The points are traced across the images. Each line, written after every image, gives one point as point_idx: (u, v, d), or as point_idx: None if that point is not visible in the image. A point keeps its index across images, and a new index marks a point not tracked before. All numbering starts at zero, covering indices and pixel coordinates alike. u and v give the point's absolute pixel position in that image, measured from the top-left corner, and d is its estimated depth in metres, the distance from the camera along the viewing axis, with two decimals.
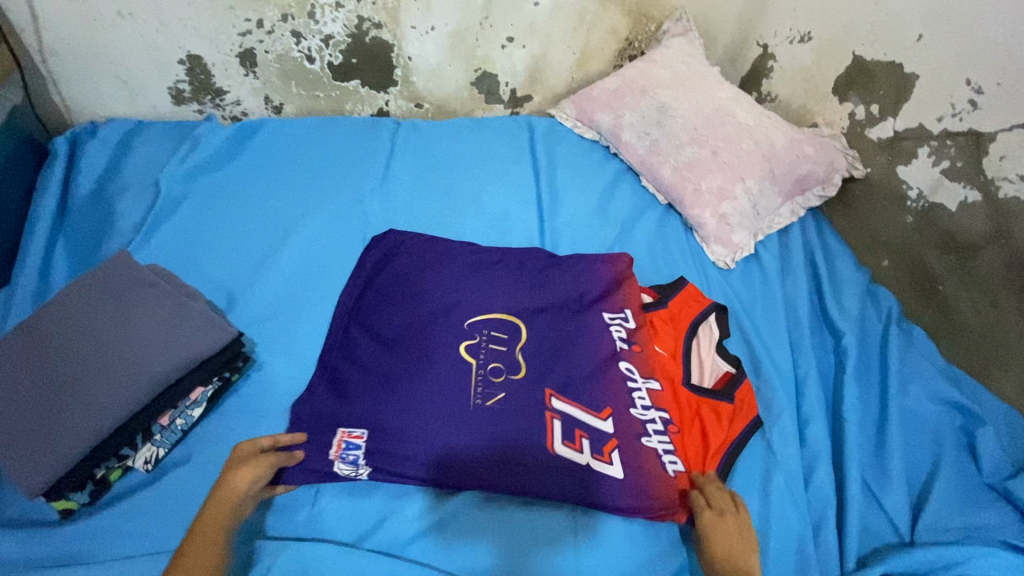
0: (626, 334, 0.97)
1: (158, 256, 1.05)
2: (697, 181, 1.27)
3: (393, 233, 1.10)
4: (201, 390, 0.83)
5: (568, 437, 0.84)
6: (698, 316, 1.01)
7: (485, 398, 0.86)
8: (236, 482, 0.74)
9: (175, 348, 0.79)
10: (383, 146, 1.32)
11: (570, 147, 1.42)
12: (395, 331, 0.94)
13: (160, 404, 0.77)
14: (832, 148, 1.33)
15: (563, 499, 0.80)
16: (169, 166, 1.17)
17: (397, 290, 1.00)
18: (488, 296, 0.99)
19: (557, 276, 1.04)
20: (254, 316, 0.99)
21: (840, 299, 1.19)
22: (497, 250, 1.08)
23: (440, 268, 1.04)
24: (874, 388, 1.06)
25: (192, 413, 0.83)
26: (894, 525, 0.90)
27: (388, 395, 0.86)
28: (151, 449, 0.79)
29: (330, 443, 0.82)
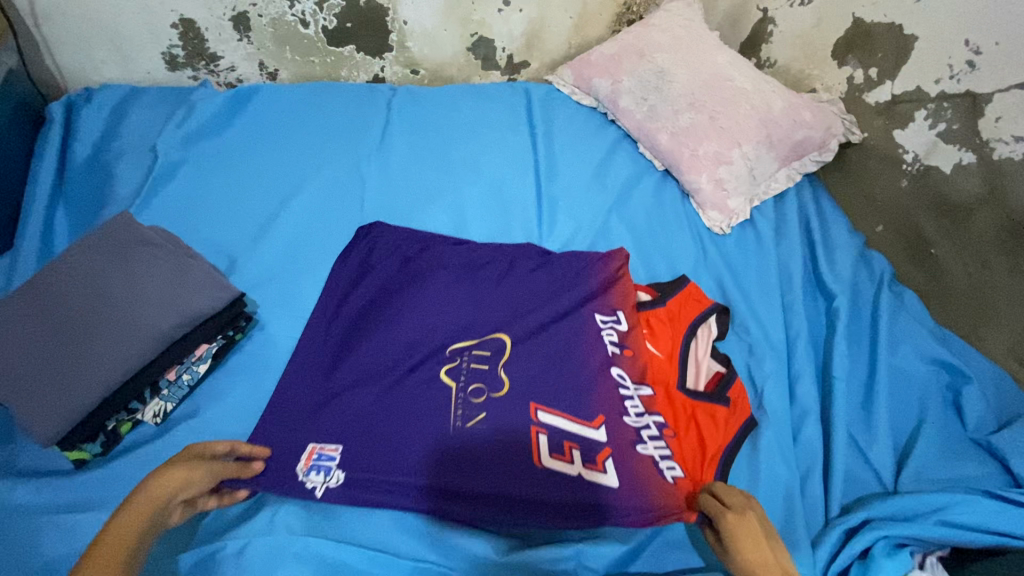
0: (618, 337, 0.94)
1: (158, 220, 1.06)
2: (694, 146, 1.28)
3: (380, 224, 1.09)
4: (205, 346, 0.86)
5: (556, 449, 0.81)
6: (698, 316, 0.99)
7: (465, 419, 0.82)
8: (169, 479, 0.68)
9: (177, 305, 0.81)
10: (381, 110, 1.32)
11: (567, 115, 1.41)
12: (374, 343, 0.91)
13: (167, 359, 0.79)
14: (830, 113, 1.33)
15: (539, 513, 0.76)
16: (166, 132, 1.16)
17: (378, 296, 0.98)
18: (472, 312, 0.96)
19: (546, 278, 1.03)
20: (255, 280, 1.00)
21: (833, 263, 1.21)
22: (488, 253, 1.07)
23: (421, 279, 1.00)
24: (864, 348, 1.08)
25: (198, 369, 0.85)
26: (879, 476, 0.93)
27: (371, 408, 0.83)
28: (159, 403, 0.82)
29: (298, 457, 0.79)
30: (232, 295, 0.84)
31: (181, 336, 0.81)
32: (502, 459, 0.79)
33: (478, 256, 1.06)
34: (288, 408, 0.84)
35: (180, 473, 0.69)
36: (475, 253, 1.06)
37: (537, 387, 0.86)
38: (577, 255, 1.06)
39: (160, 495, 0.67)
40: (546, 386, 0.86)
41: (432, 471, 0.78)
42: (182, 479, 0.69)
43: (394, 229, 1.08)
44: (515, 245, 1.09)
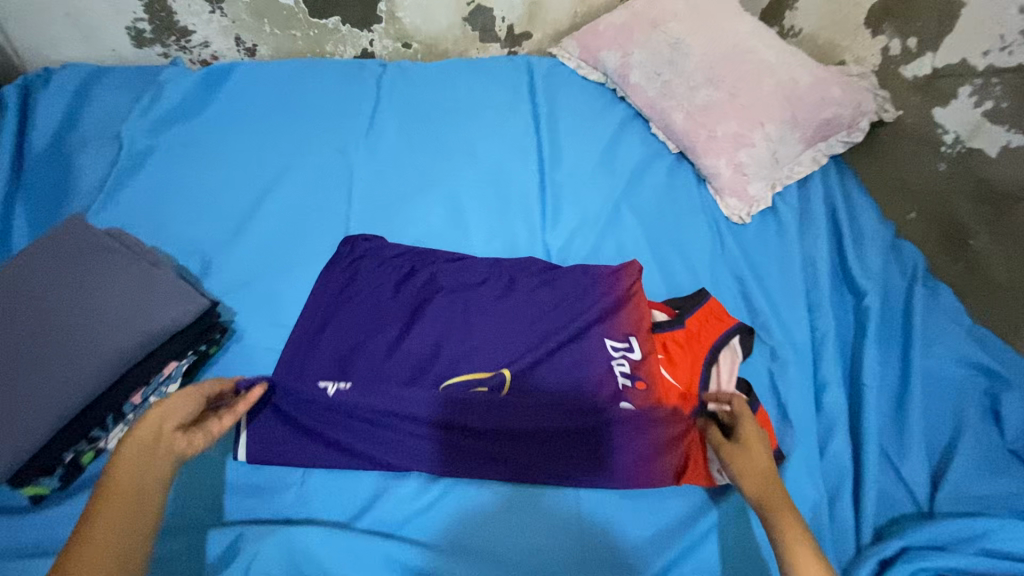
0: (630, 367, 0.86)
1: (122, 217, 0.96)
2: (712, 127, 1.16)
3: (361, 241, 0.98)
4: (175, 364, 0.77)
5: (561, 470, 0.80)
6: (719, 337, 0.91)
7: (460, 451, 0.80)
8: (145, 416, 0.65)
9: (139, 320, 0.73)
10: (369, 91, 1.21)
11: (573, 92, 1.30)
12: (361, 376, 0.81)
13: (131, 381, 0.71)
14: (860, 88, 1.21)
15: (538, 459, 0.80)
16: (132, 118, 1.06)
17: (367, 323, 0.88)
18: (470, 341, 0.87)
19: (548, 296, 0.94)
20: (229, 283, 0.91)
21: (863, 256, 1.11)
22: (482, 269, 0.97)
23: (416, 305, 0.91)
24: (896, 351, 1.00)
25: (167, 390, 0.77)
26: (913, 494, 0.85)
27: (365, 437, 0.79)
28: (124, 429, 0.73)
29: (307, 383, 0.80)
30: (201, 306, 0.76)
31: (144, 355, 0.72)
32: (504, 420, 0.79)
33: (474, 274, 0.96)
34: (286, 423, 0.80)
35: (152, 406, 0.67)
36: (471, 271, 0.97)
37: (539, 416, 0.80)
38: (582, 271, 0.98)
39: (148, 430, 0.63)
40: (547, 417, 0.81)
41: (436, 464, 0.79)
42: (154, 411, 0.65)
43: (382, 242, 0.98)
44: (514, 260, 1.00)
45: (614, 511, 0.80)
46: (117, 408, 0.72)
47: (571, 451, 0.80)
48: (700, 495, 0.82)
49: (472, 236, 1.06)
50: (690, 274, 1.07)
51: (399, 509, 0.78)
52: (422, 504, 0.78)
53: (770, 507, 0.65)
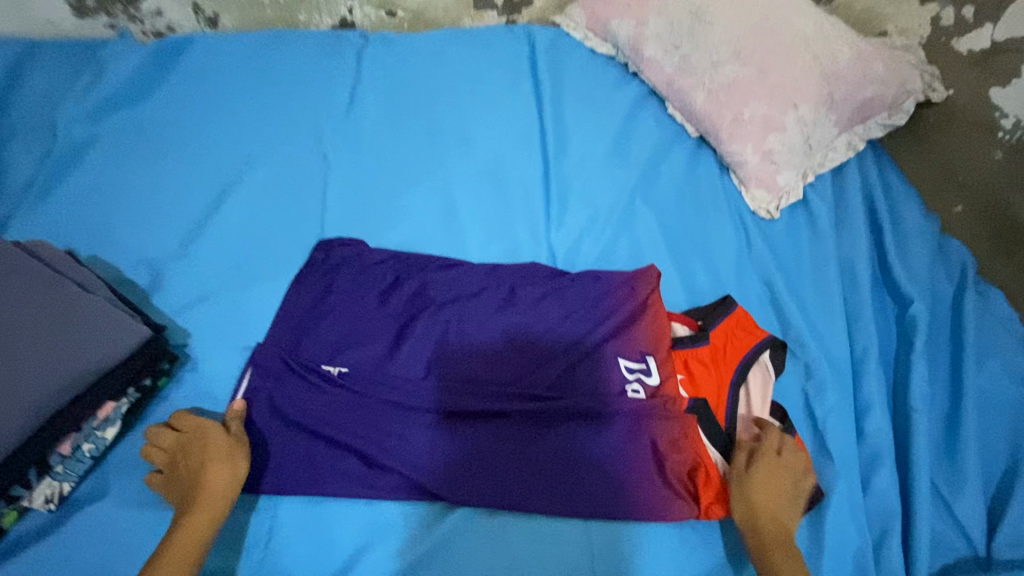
0: (647, 395, 0.75)
1: (59, 222, 0.86)
2: (738, 108, 1.02)
3: (341, 241, 0.87)
4: (113, 406, 0.69)
5: (575, 497, 0.70)
6: (748, 354, 0.78)
7: (460, 462, 0.71)
8: (210, 475, 0.65)
9: (67, 362, 0.65)
10: (346, 66, 1.05)
11: (579, 67, 1.14)
12: (357, 368, 0.74)
13: (54, 431, 0.64)
14: (906, 63, 1.06)
15: (546, 480, 0.71)
16: (67, 102, 0.95)
17: (348, 339, 0.77)
18: (466, 364, 0.76)
19: (555, 310, 0.81)
20: (184, 300, 0.82)
21: (906, 256, 0.99)
22: (478, 277, 0.84)
23: (404, 318, 0.79)
24: (946, 368, 0.88)
25: (103, 437, 0.69)
26: (967, 536, 0.76)
27: (360, 436, 0.71)
28: (51, 485, 0.66)
29: (303, 371, 0.74)
30: (141, 337, 0.69)
31: (68, 402, 0.65)
32: (508, 433, 0.72)
33: (469, 283, 0.84)
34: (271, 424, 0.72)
35: (212, 459, 0.66)
36: (465, 280, 0.84)
37: (542, 444, 0.72)
38: (594, 278, 0.84)
39: (216, 495, 0.65)
40: (553, 454, 0.71)
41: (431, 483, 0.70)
42: (224, 473, 0.66)
43: (363, 248, 0.86)
44: (516, 265, 0.86)
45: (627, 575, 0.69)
46: (41, 462, 0.64)
47: (585, 474, 0.71)
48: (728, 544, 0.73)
49: (467, 238, 0.93)
50: (712, 280, 0.95)
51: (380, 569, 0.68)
52: (400, 567, 0.68)
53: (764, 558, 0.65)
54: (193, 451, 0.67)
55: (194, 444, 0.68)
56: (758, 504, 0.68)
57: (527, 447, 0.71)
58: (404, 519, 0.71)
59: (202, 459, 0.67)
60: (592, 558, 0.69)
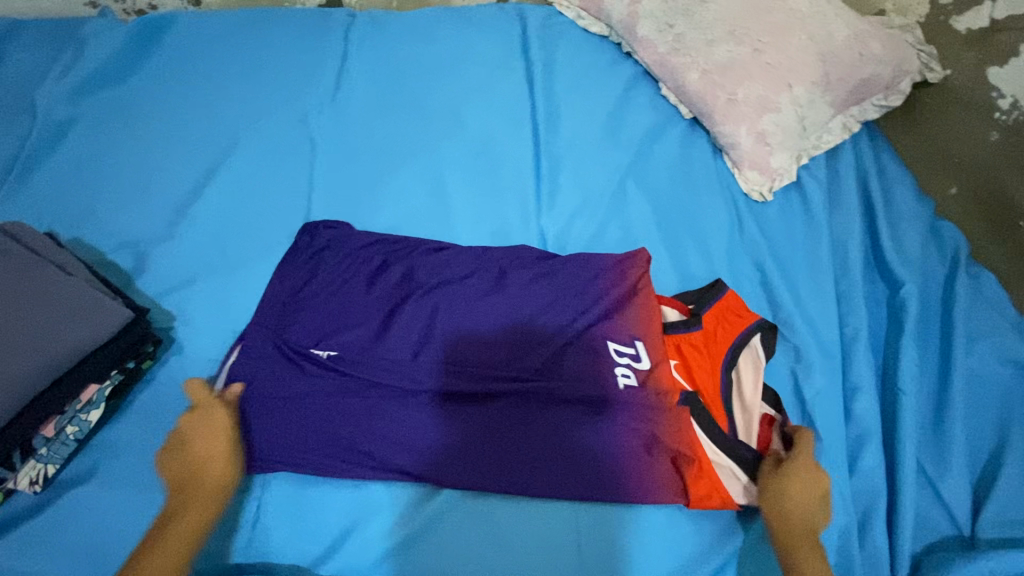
0: (637, 380, 0.73)
1: (40, 205, 0.85)
2: (732, 88, 1.00)
3: (326, 223, 0.86)
4: (97, 388, 0.69)
5: (569, 479, 0.71)
6: (737, 338, 0.78)
7: (454, 446, 0.70)
8: (214, 467, 0.66)
9: (48, 342, 0.65)
10: (333, 46, 1.03)
11: (572, 47, 1.12)
12: (345, 353, 0.72)
13: (36, 412, 0.64)
14: (904, 43, 1.04)
15: (541, 463, 0.70)
16: (47, 81, 0.93)
17: (334, 322, 0.75)
18: (458, 348, 0.74)
19: (545, 292, 0.79)
20: (169, 283, 0.82)
21: (899, 238, 0.98)
22: (466, 261, 0.83)
23: (392, 301, 0.77)
24: (935, 350, 0.88)
25: (87, 419, 0.69)
26: (952, 516, 0.77)
27: (350, 421, 0.70)
28: (37, 466, 0.66)
29: (290, 357, 0.73)
30: (123, 318, 0.69)
31: (52, 380, 0.65)
32: (501, 418, 0.71)
33: (457, 267, 0.82)
34: (255, 411, 0.70)
35: (219, 451, 0.67)
36: (453, 264, 0.82)
37: (535, 428, 0.71)
38: (584, 262, 0.83)
39: (214, 488, 0.65)
40: (548, 439, 0.71)
41: (425, 466, 0.70)
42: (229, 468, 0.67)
43: (349, 230, 0.85)
44: (505, 250, 0.85)
45: (613, 555, 0.71)
46: (25, 444, 0.64)
47: (580, 458, 0.71)
48: (715, 525, 0.73)
49: (457, 221, 0.92)
50: (703, 263, 0.94)
51: (369, 549, 0.69)
52: (388, 545, 0.70)
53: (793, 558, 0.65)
54: (198, 435, 0.67)
55: (202, 426, 0.67)
56: (791, 505, 0.68)
57: (522, 433, 0.71)
58: (393, 500, 0.72)
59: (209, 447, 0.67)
60: (580, 540, 0.71)
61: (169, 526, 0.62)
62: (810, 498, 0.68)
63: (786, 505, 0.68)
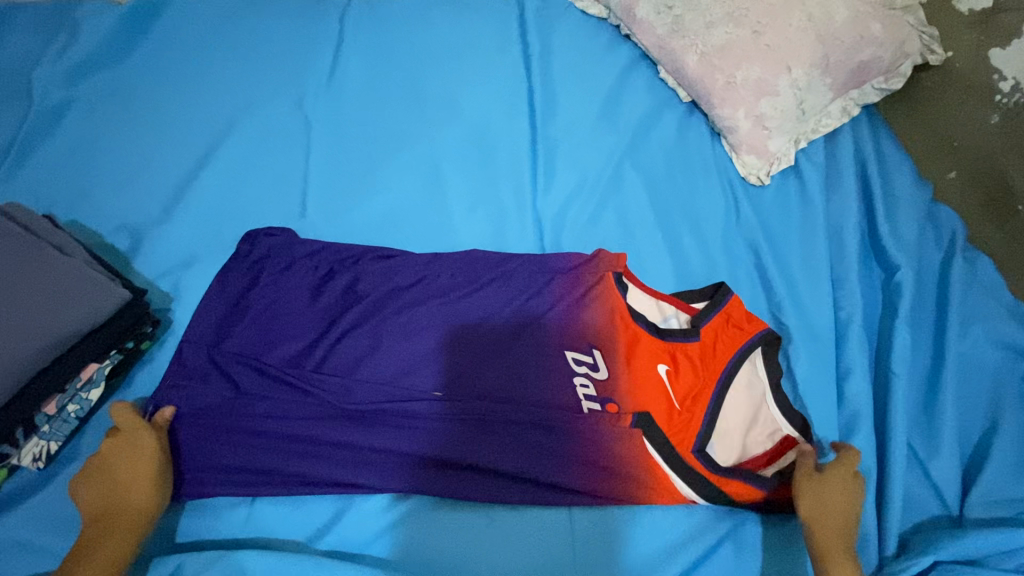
0: (596, 390, 0.76)
1: (38, 188, 0.86)
2: (731, 71, 1.00)
3: (261, 234, 0.84)
4: (96, 367, 0.70)
5: (541, 484, 0.72)
6: (738, 352, 0.78)
7: (424, 451, 0.72)
8: (138, 491, 0.65)
9: (46, 322, 0.66)
10: (328, 28, 1.03)
11: (570, 29, 1.11)
12: (296, 364, 0.75)
13: (38, 390, 0.65)
14: (905, 26, 1.02)
15: (510, 469, 0.72)
16: (43, 63, 0.93)
17: (280, 333, 0.77)
18: (409, 357, 0.76)
19: (493, 298, 0.80)
20: (168, 266, 0.83)
21: (895, 222, 0.98)
22: (415, 267, 0.83)
23: (337, 312, 0.79)
24: (930, 335, 0.89)
25: (88, 398, 0.70)
26: (941, 496, 0.78)
27: (312, 430, 0.72)
28: (40, 443, 0.67)
29: (240, 372, 0.74)
30: (121, 299, 0.70)
31: (53, 359, 0.67)
32: (462, 426, 0.73)
33: (406, 273, 0.82)
34: (210, 426, 0.72)
35: (144, 473, 0.66)
36: (402, 271, 0.83)
37: (502, 437, 0.73)
38: (537, 265, 0.84)
39: (136, 517, 0.64)
40: (517, 449, 0.72)
41: (399, 472, 0.72)
42: (154, 491, 0.66)
43: (291, 238, 0.84)
44: (461, 253, 0.85)
45: (605, 532, 0.72)
46: (27, 421, 0.66)
47: (546, 464, 0.72)
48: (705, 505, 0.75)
49: (451, 205, 0.92)
50: (699, 247, 0.94)
51: (367, 525, 0.71)
52: (385, 522, 0.71)
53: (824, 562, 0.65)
54: (122, 461, 0.66)
55: (127, 453, 0.67)
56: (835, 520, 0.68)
57: (489, 443, 0.72)
58: None
59: (133, 470, 0.66)
60: (573, 535, 0.71)
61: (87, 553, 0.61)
62: (846, 505, 0.68)
63: (821, 510, 0.68)
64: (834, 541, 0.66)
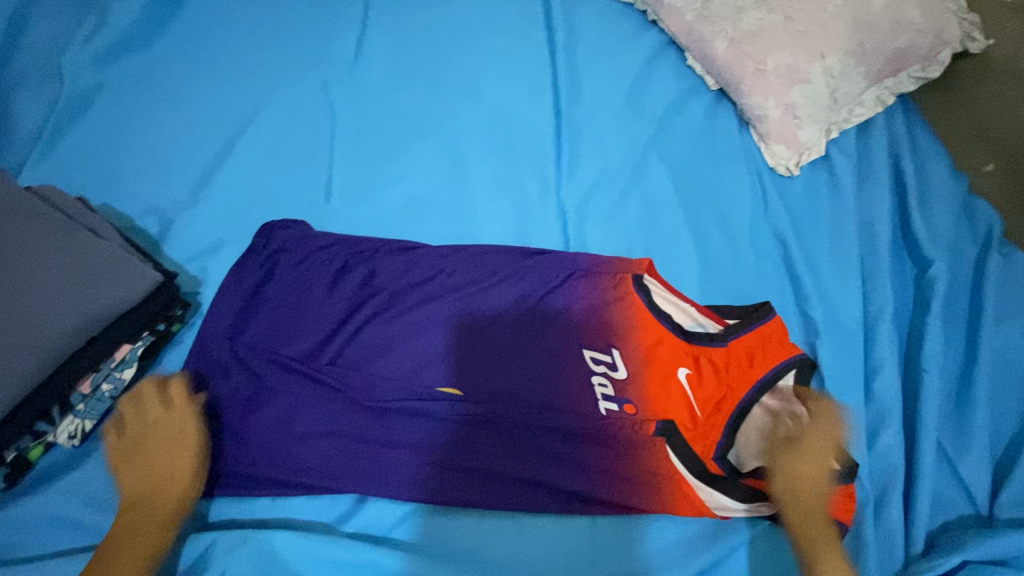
0: (613, 390, 0.75)
1: (68, 172, 0.87)
2: (761, 58, 0.97)
3: (278, 224, 0.84)
4: (129, 347, 0.71)
5: (556, 493, 0.72)
6: (773, 369, 0.75)
7: (438, 452, 0.72)
8: (174, 484, 0.66)
9: (80, 302, 0.68)
10: (353, 13, 1.02)
11: (595, 14, 1.09)
12: (309, 359, 0.75)
13: (72, 369, 0.67)
14: (944, 11, 0.98)
15: (523, 473, 0.71)
16: (72, 47, 0.93)
17: (294, 327, 0.77)
18: (425, 353, 0.76)
19: (509, 296, 0.80)
20: (195, 250, 0.84)
21: (929, 215, 0.95)
22: (430, 262, 0.83)
23: (353, 306, 0.79)
24: (962, 331, 0.86)
25: (121, 377, 0.71)
26: (970, 496, 0.76)
27: (327, 426, 0.72)
28: (74, 422, 0.69)
29: (255, 366, 0.74)
30: (152, 281, 0.71)
31: (88, 339, 0.68)
32: (476, 428, 0.73)
33: (421, 268, 0.82)
34: (226, 420, 0.72)
35: (184, 466, 0.67)
36: (418, 265, 0.82)
37: (517, 439, 0.73)
38: (555, 261, 0.83)
39: (173, 508, 0.66)
40: (534, 452, 0.72)
41: (412, 473, 0.72)
42: (192, 484, 0.67)
43: (304, 230, 0.84)
44: (478, 248, 0.85)
45: (623, 527, 0.72)
46: (63, 400, 0.67)
47: (560, 471, 0.72)
48: None
49: (474, 193, 0.92)
50: (725, 239, 0.93)
51: (388, 512, 0.72)
52: (402, 511, 0.72)
53: (810, 545, 0.67)
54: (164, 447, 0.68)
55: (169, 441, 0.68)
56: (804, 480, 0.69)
57: (505, 445, 0.72)
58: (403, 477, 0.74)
59: (173, 462, 0.67)
60: (594, 536, 0.71)
61: (125, 542, 0.62)
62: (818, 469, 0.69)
63: (795, 480, 0.69)
64: (817, 519, 0.68)
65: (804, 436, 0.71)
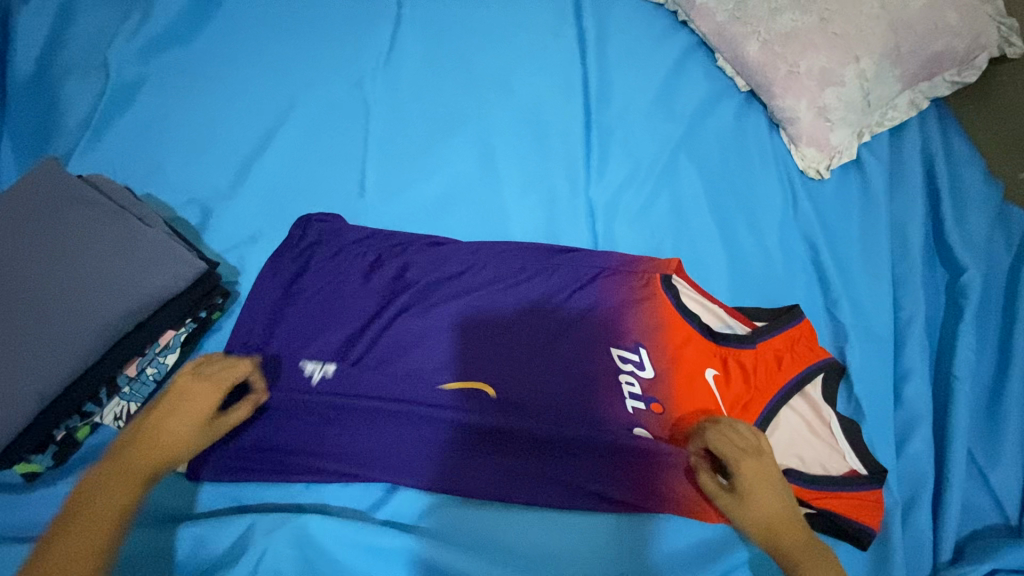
0: (641, 389, 0.76)
1: (113, 163, 0.89)
2: (795, 59, 0.96)
3: (314, 218, 0.85)
4: (173, 333, 0.75)
5: (582, 491, 0.73)
6: (801, 372, 0.76)
7: (466, 447, 0.73)
8: (167, 444, 0.63)
9: (126, 287, 0.70)
10: (387, 10, 1.03)
11: (627, 14, 1.09)
12: (342, 350, 0.77)
13: (118, 353, 0.70)
14: (983, 14, 0.96)
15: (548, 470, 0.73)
16: (117, 41, 0.96)
17: (329, 318, 0.79)
18: (453, 347, 0.77)
19: (539, 293, 0.81)
20: (234, 241, 0.86)
21: (962, 222, 0.94)
22: (461, 258, 0.84)
23: (386, 298, 0.80)
24: (995, 340, 0.85)
25: (164, 361, 0.74)
26: (1000, 505, 0.76)
27: (358, 416, 0.74)
28: (120, 404, 0.72)
29: (292, 355, 0.76)
30: (197, 270, 0.73)
31: (135, 324, 0.70)
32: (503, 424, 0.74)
33: (451, 264, 0.83)
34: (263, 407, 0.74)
35: (183, 430, 0.64)
36: (449, 259, 0.84)
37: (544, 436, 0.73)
38: (585, 260, 0.83)
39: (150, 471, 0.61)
40: (559, 450, 0.73)
41: (438, 467, 0.73)
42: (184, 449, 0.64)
43: (339, 223, 0.85)
44: (508, 245, 0.86)
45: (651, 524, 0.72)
46: (110, 382, 0.70)
47: (585, 469, 0.73)
48: None
49: (504, 190, 0.93)
50: (755, 242, 0.92)
51: (420, 502, 0.73)
52: (433, 501, 0.73)
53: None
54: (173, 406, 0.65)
55: (178, 401, 0.65)
56: (766, 511, 0.64)
57: (530, 442, 0.73)
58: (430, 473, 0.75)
59: (172, 422, 0.64)
60: (621, 534, 0.71)
61: (91, 494, 0.58)
62: (773, 495, 0.64)
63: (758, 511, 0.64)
64: (798, 547, 0.62)
65: (737, 466, 0.65)
